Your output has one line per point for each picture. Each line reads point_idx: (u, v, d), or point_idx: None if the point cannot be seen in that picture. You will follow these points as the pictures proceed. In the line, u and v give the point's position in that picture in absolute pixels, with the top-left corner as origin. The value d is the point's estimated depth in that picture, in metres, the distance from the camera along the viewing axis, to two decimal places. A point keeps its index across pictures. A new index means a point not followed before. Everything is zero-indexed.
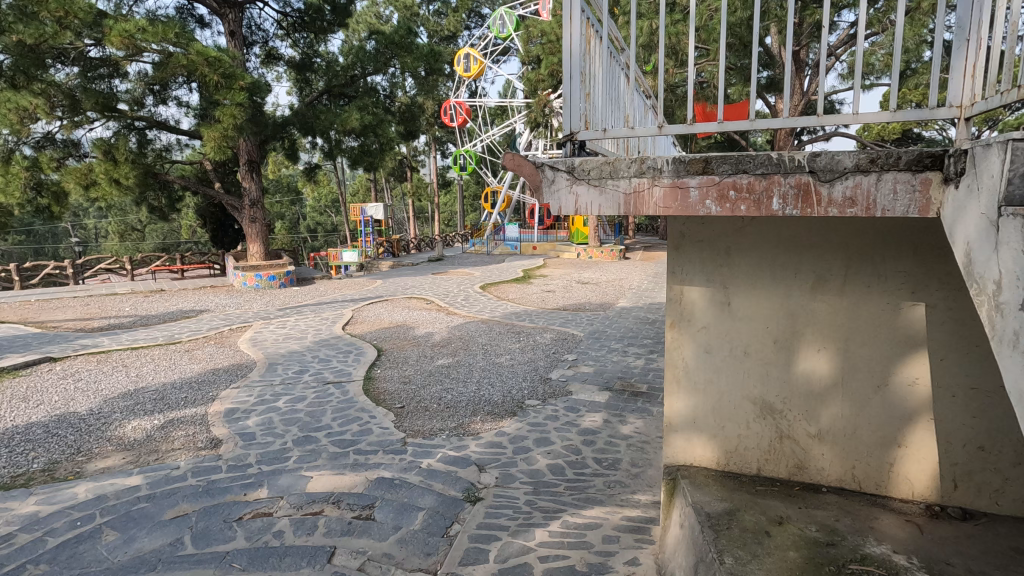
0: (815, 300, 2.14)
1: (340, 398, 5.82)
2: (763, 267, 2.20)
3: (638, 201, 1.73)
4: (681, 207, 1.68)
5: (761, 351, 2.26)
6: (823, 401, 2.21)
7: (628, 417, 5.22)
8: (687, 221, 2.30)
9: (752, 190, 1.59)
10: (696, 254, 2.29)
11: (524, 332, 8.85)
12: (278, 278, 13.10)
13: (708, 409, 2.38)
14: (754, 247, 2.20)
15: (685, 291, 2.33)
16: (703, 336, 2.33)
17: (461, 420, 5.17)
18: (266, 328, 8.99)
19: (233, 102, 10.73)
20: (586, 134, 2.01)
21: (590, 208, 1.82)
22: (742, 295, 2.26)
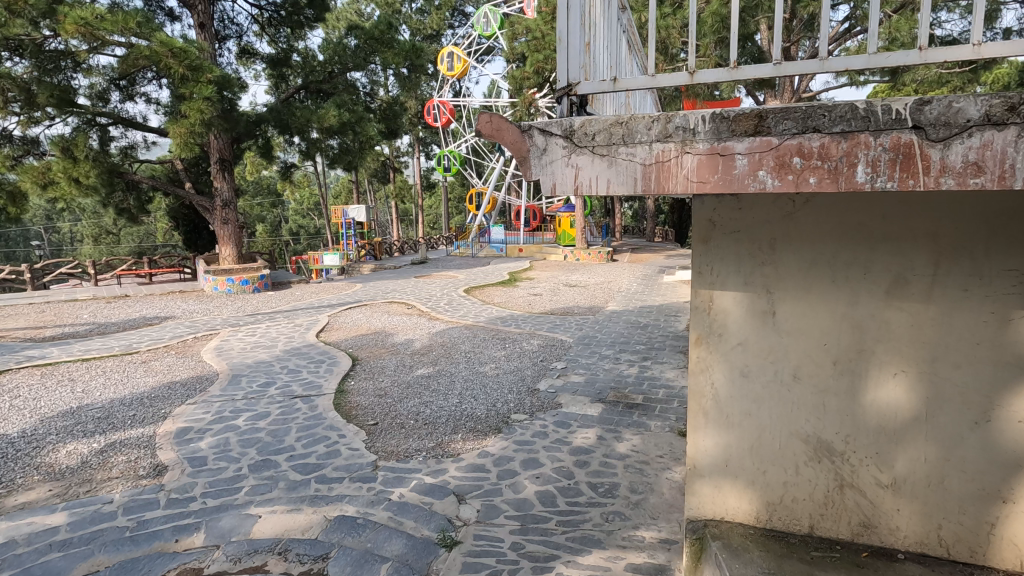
0: (891, 308, 1.79)
1: (307, 414, 5.29)
2: (816, 267, 1.85)
3: (662, 175, 1.36)
4: (721, 180, 1.30)
5: (814, 372, 1.91)
6: (899, 440, 1.85)
7: (624, 433, 4.77)
8: (718, 205, 1.93)
9: (826, 156, 1.21)
10: (732, 252, 1.92)
11: (510, 338, 8.38)
12: (251, 283, 12.48)
13: (745, 448, 2.03)
14: (808, 241, 1.84)
15: (718, 298, 1.96)
16: (739, 355, 1.97)
17: (440, 439, 4.68)
18: (234, 335, 8.42)
19: (201, 96, 10.07)
20: (587, 86, 1.56)
21: (595, 183, 1.44)
22: (790, 302, 1.89)
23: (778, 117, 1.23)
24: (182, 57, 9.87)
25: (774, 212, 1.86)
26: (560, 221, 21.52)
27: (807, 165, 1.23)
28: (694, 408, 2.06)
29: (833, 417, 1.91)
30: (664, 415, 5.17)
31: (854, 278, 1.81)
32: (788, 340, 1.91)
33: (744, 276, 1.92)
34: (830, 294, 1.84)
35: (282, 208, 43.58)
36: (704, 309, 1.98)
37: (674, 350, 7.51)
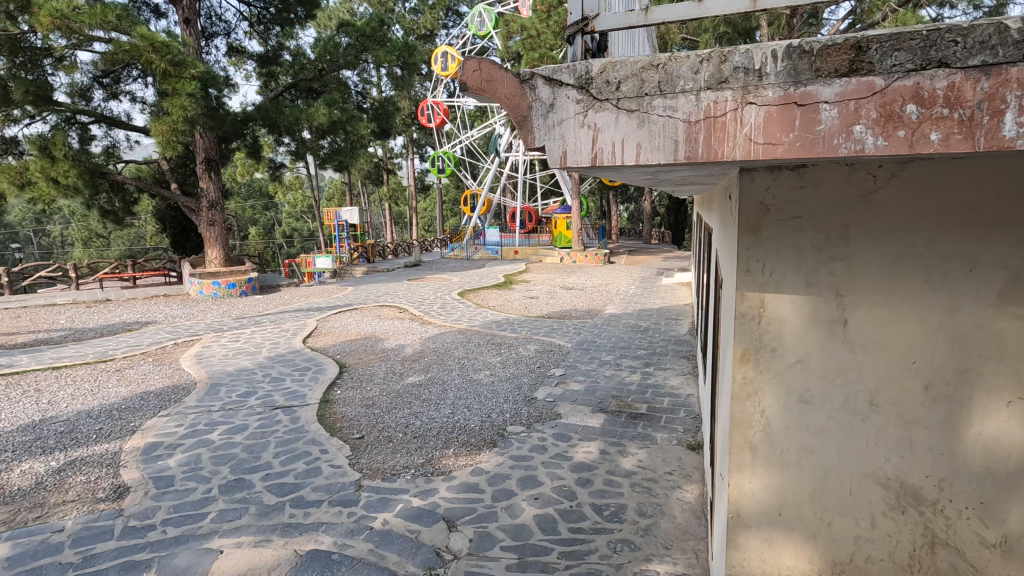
0: (1005, 317, 1.41)
1: (287, 428, 4.92)
2: (902, 265, 1.49)
3: (715, 135, 1.13)
4: (801, 139, 1.04)
5: (896, 398, 1.57)
6: (1016, 495, 1.48)
7: (628, 447, 4.43)
8: (773, 182, 1.59)
9: (961, 101, 0.92)
10: (787, 247, 1.61)
11: (505, 343, 8.03)
12: (238, 286, 12.07)
13: (806, 494, 1.72)
14: (893, 229, 1.48)
15: (771, 303, 1.66)
16: (798, 376, 1.66)
17: (430, 455, 4.31)
18: (217, 341, 8.04)
19: (184, 92, 9.68)
20: (606, 20, 1.45)
21: (616, 150, 1.25)
22: (867, 311, 1.55)
23: (885, 50, 0.95)
24: (164, 52, 9.50)
25: (846, 195, 1.52)
26: (556, 222, 21.22)
27: (930, 115, 0.95)
28: (740, 435, 1.77)
29: (921, 452, 1.55)
30: (671, 426, 4.83)
31: (953, 278, 1.44)
32: (863, 357, 1.58)
33: (805, 277, 1.61)
34: (918, 299, 1.49)
35: (274, 211, 43.11)
36: (755, 317, 1.68)
37: (676, 356, 7.18)
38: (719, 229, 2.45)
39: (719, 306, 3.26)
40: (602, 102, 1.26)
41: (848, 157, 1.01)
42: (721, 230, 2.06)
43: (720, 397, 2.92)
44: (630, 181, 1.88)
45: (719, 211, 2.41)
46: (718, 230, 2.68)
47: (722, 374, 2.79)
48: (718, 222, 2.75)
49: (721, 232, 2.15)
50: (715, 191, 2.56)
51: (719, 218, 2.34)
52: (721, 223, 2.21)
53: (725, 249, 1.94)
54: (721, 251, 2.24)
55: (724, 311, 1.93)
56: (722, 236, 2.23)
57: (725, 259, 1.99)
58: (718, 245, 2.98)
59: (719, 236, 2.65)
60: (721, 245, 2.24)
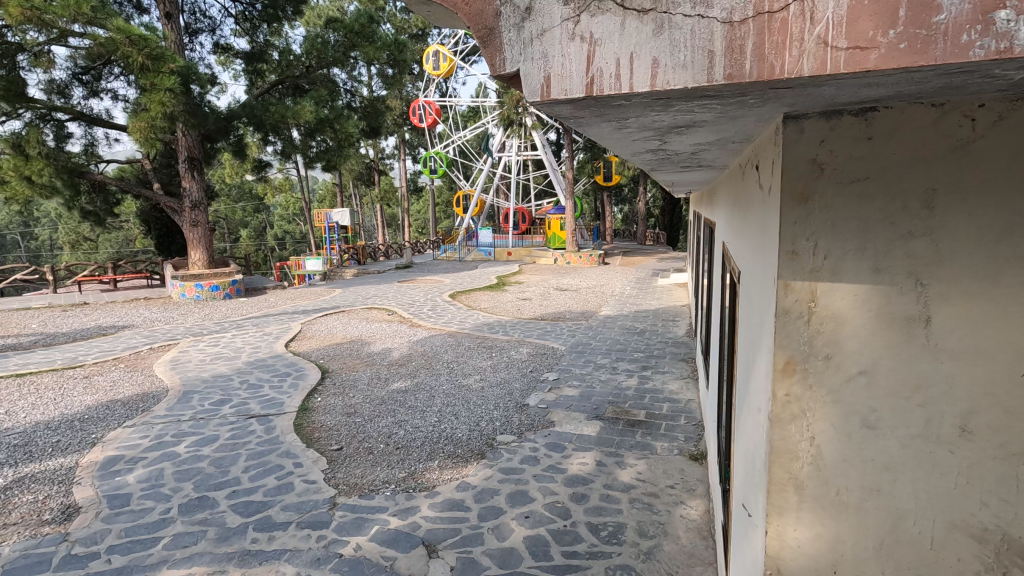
0: None
1: (260, 439, 4.57)
2: (1010, 242, 1.08)
3: (773, 33, 0.83)
4: (911, 32, 0.74)
5: (996, 422, 1.15)
6: None
7: (626, 458, 4.12)
8: (829, 134, 1.17)
9: None
10: (847, 222, 1.18)
11: (497, 347, 7.70)
12: (221, 288, 11.70)
13: (869, 547, 1.29)
14: (1000, 193, 1.07)
15: (826, 295, 1.23)
16: (861, 394, 1.24)
17: (412, 468, 3.98)
18: (195, 346, 7.68)
19: (162, 88, 9.28)
20: None
21: (619, 64, 0.95)
22: (959, 307, 1.13)
23: None
24: (141, 45, 9.11)
25: (932, 147, 1.10)
26: (549, 223, 20.94)
27: None
28: (782, 470, 1.34)
29: None
30: (671, 435, 4.52)
31: None
32: (953, 370, 1.16)
33: (871, 262, 1.18)
34: None
35: (265, 213, 42.65)
36: (802, 316, 1.26)
37: (675, 359, 6.88)
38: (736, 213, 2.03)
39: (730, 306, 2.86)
40: (601, 5, 0.96)
41: (983, 59, 0.72)
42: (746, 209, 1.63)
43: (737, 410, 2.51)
44: (626, 154, 1.54)
45: (736, 192, 1.99)
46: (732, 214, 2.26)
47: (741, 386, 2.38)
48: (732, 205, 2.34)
49: (743, 213, 1.73)
50: (730, 169, 2.16)
51: (738, 200, 1.92)
52: (741, 203, 1.79)
53: (751, 232, 1.52)
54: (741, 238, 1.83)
55: (752, 307, 1.49)
56: (742, 219, 1.81)
57: (750, 245, 1.57)
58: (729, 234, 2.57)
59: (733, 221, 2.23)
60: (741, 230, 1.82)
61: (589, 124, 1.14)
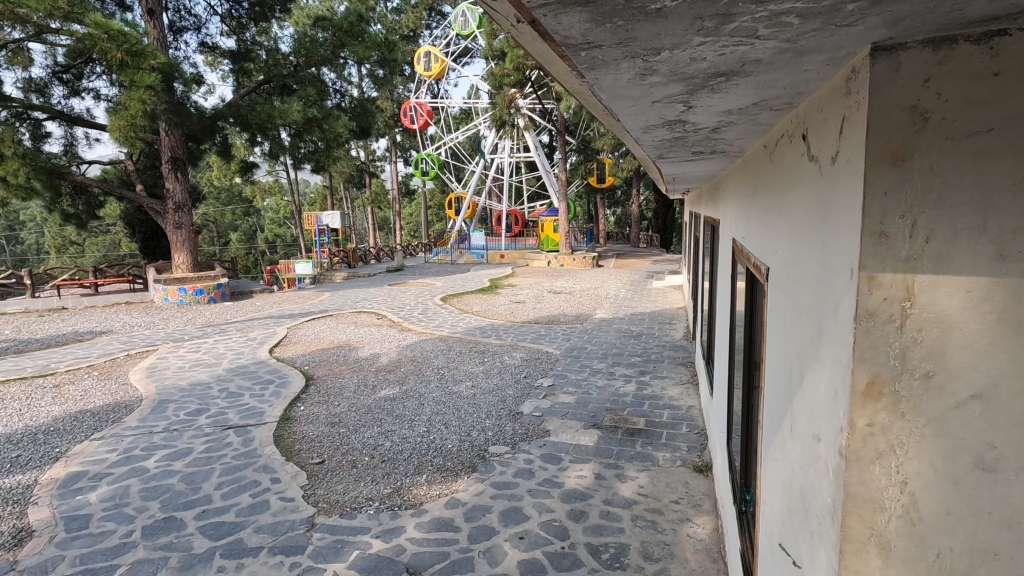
0: None
1: (235, 452, 4.28)
2: None
3: None
4: None
5: None
6: None
7: (626, 470, 3.88)
8: (936, 68, 0.84)
9: None
10: (960, 188, 0.84)
11: (489, 351, 7.45)
12: (206, 292, 11.37)
13: None
14: None
15: (927, 294, 0.88)
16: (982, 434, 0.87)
17: (398, 484, 3.72)
18: (174, 352, 7.38)
19: (143, 85, 8.99)
20: None
21: None
22: None
23: None
24: (120, 41, 8.85)
25: None
26: (543, 225, 20.74)
27: None
28: (859, 527, 0.96)
29: None
30: (673, 445, 4.29)
31: None
32: None
33: (995, 245, 0.83)
34: None
35: (255, 216, 42.26)
36: (892, 320, 0.90)
37: (674, 363, 6.65)
38: (760, 201, 1.71)
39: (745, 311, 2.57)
40: None
41: None
42: (787, 187, 1.29)
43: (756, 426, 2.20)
44: (637, 125, 1.31)
45: (761, 176, 1.67)
46: (750, 203, 1.94)
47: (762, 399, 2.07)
48: (749, 194, 2.03)
49: (778, 195, 1.39)
50: (749, 151, 1.86)
51: (765, 183, 1.59)
52: (773, 185, 1.46)
53: (799, 214, 1.17)
54: (772, 227, 1.49)
55: (802, 312, 1.15)
56: (773, 204, 1.48)
57: (795, 231, 1.22)
58: (743, 229, 2.26)
59: (751, 210, 1.91)
60: (771, 218, 1.49)
61: (596, 71, 0.90)
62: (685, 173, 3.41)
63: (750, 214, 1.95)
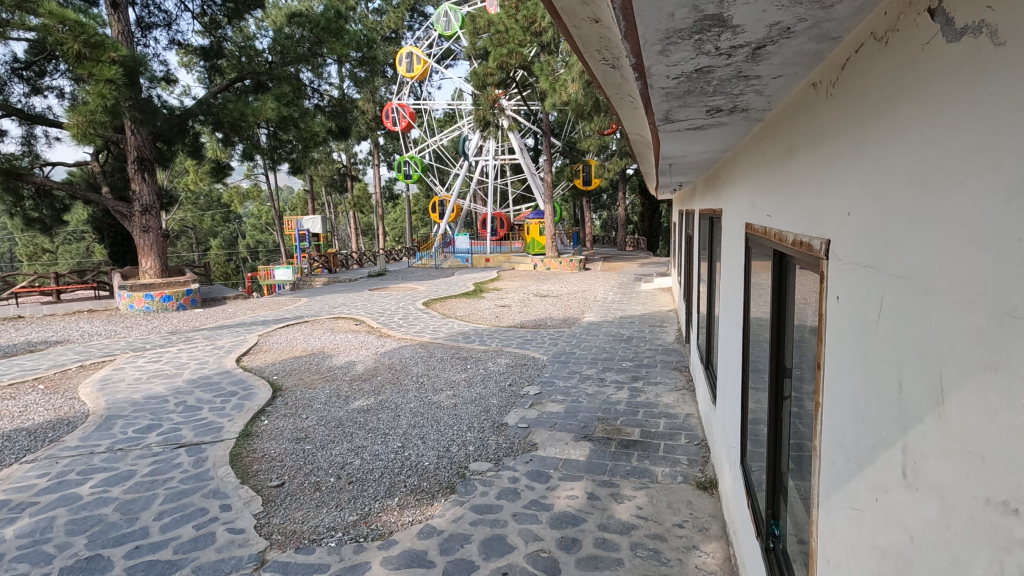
0: None
1: (184, 475, 3.81)
2: None
3: None
4: None
5: None
6: None
7: (623, 488, 3.49)
8: None
9: None
10: None
11: (472, 358, 7.02)
12: (174, 299, 10.80)
13: None
14: None
15: None
16: None
17: (365, 509, 3.29)
18: (133, 362, 6.85)
19: (103, 78, 8.47)
20: None
21: None
22: None
23: None
24: (77, 31, 8.34)
25: None
26: (528, 228, 20.38)
27: None
28: None
29: None
30: (672, 459, 3.90)
31: None
32: None
33: None
34: None
35: (236, 222, 41.44)
36: None
37: (667, 368, 6.28)
38: (812, 151, 1.25)
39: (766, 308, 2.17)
40: None
41: None
42: (893, 94, 0.80)
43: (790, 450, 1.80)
44: (659, 28, 0.90)
45: (815, 114, 1.21)
46: (788, 162, 1.50)
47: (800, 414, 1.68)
48: (782, 155, 1.58)
49: (864, 120, 0.92)
50: (785, 96, 1.43)
51: (826, 122, 1.13)
52: (850, 113, 0.99)
53: (936, 127, 0.68)
54: (844, 176, 1.02)
55: (946, 289, 0.65)
56: (845, 142, 1.02)
57: (915, 159, 0.74)
58: (767, 204, 1.84)
59: (791, 170, 1.45)
60: (843, 161, 1.02)
61: None
62: (686, 152, 3.03)
63: (788, 176, 1.49)
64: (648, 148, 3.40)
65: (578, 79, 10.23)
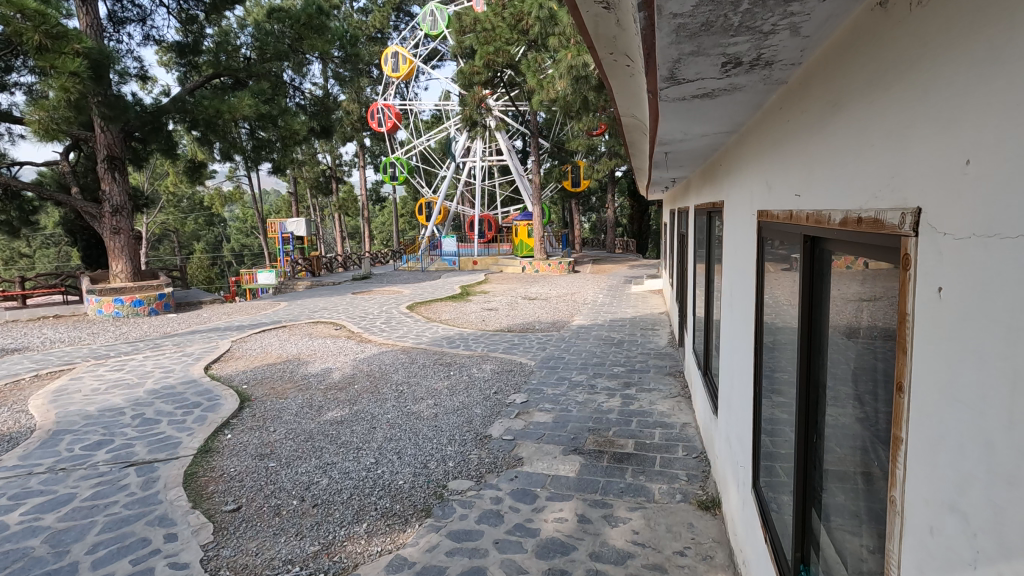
0: None
1: (129, 499, 3.41)
2: None
3: None
4: None
5: None
6: None
7: (616, 509, 3.16)
8: None
9: None
10: None
11: (456, 363, 6.68)
12: (146, 303, 10.33)
13: None
14: None
15: None
16: None
17: (328, 538, 2.93)
18: (93, 371, 6.42)
19: (65, 71, 8.01)
20: None
21: None
22: None
23: None
24: (38, 21, 7.87)
25: None
26: (516, 230, 20.07)
27: None
28: None
29: None
30: (669, 474, 3.58)
31: None
32: None
33: None
34: None
35: (220, 226, 40.74)
36: None
37: (661, 373, 5.97)
38: (875, 96, 0.96)
39: (783, 309, 1.87)
40: None
41: None
42: None
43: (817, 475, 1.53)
44: None
45: (886, 42, 0.90)
46: (836, 118, 1.18)
47: (835, 434, 1.37)
48: (824, 113, 1.26)
49: (995, 20, 0.61)
50: (829, 35, 1.14)
51: (908, 44, 0.82)
52: (959, 21, 0.69)
53: None
54: (952, 109, 0.71)
55: None
56: (951, 62, 0.70)
57: None
58: (796, 181, 1.53)
59: (843, 126, 1.14)
60: (949, 89, 0.71)
61: None
62: (685, 135, 2.72)
63: (837, 135, 1.18)
64: (641, 132, 3.08)
65: (566, 75, 9.92)
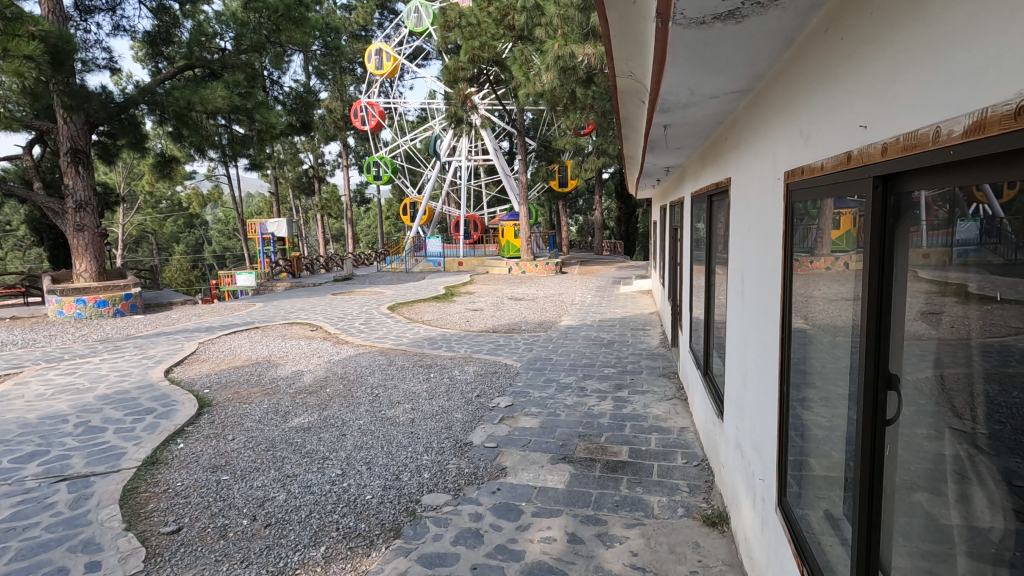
0: None
1: (52, 520, 2.97)
2: None
3: None
4: None
5: None
6: None
7: (612, 526, 2.78)
8: None
9: None
10: None
11: (437, 365, 6.27)
12: (110, 304, 9.78)
13: None
14: None
15: None
16: None
17: (279, 565, 2.53)
18: (40, 376, 5.90)
19: (19, 54, 7.46)
20: None
21: None
22: None
23: None
24: None
25: None
26: (503, 231, 19.74)
27: None
28: None
29: None
30: (669, 486, 3.21)
31: None
32: None
33: None
34: None
35: (200, 228, 39.88)
36: None
37: (654, 374, 5.62)
38: None
39: (822, 294, 1.53)
40: None
41: None
42: None
43: (888, 492, 1.18)
44: None
45: None
46: (930, 3, 0.91)
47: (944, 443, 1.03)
48: (904, 7, 0.99)
49: None
50: None
51: None
52: None
53: None
54: None
55: None
56: None
57: None
58: (858, 110, 1.19)
59: (950, 5, 0.86)
60: None
61: None
62: (691, 100, 2.39)
63: (936, 25, 0.90)
64: (638, 100, 2.74)
65: (553, 66, 9.60)
